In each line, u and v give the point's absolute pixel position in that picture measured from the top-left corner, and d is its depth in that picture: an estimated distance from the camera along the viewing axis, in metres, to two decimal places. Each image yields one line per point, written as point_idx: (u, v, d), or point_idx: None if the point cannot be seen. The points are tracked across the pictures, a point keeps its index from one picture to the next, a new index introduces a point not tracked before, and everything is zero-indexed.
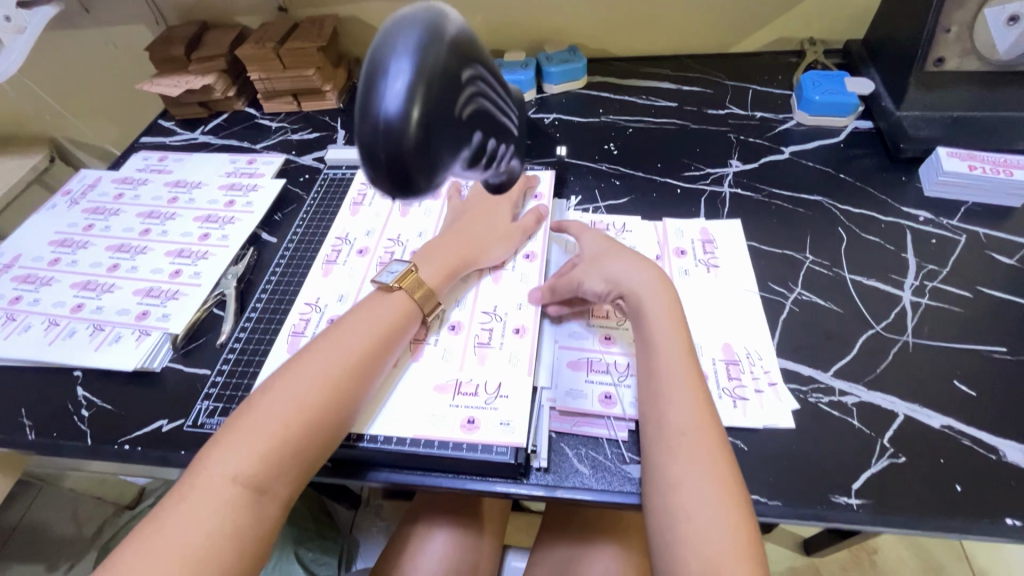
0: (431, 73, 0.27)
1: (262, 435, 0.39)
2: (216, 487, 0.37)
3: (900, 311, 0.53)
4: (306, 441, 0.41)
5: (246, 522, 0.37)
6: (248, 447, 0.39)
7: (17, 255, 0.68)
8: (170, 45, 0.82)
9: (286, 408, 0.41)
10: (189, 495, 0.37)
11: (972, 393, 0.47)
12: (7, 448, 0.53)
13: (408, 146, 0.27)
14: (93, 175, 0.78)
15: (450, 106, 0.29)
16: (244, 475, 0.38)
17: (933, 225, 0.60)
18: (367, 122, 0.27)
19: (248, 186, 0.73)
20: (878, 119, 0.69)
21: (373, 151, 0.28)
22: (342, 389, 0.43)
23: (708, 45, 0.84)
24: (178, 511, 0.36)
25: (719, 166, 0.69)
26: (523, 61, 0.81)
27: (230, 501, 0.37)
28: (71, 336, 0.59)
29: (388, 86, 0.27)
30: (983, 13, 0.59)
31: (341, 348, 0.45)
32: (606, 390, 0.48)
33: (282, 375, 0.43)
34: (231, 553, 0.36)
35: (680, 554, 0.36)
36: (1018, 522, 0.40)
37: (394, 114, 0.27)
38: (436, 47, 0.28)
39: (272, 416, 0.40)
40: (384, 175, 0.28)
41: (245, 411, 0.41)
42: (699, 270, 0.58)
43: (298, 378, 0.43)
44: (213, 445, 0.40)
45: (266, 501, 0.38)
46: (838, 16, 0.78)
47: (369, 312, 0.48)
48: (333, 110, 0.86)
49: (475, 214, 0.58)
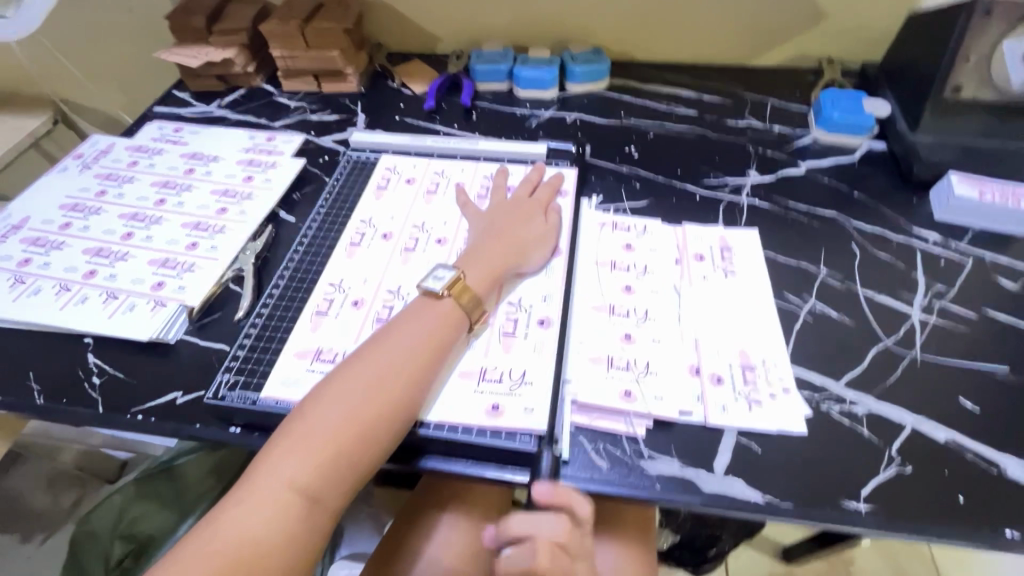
0: None
1: (317, 442, 0.40)
2: (273, 493, 0.39)
3: (909, 328, 0.55)
4: (358, 449, 0.41)
5: (302, 531, 0.38)
6: (303, 454, 0.40)
7: (26, 217, 0.67)
8: (192, 15, 0.81)
9: (340, 417, 0.42)
10: (248, 496, 0.39)
11: (976, 410, 0.49)
12: (15, 410, 0.52)
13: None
14: (106, 140, 0.77)
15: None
16: (299, 483, 0.39)
17: (941, 246, 0.62)
18: None
19: (267, 163, 0.72)
20: (892, 142, 0.72)
21: None
22: (398, 398, 0.44)
23: (730, 56, 0.85)
24: (233, 511, 0.38)
25: (738, 176, 0.70)
26: (548, 59, 0.82)
27: (285, 506, 0.38)
28: (84, 303, 0.58)
29: None
30: (1003, 45, 0.62)
31: (394, 356, 0.45)
32: (627, 387, 0.49)
33: (334, 380, 0.44)
34: (281, 557, 0.37)
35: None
36: (1016, 534, 0.42)
37: None
38: None
39: (325, 424, 0.41)
40: None
41: (299, 415, 0.42)
42: (717, 276, 0.59)
43: (352, 386, 0.43)
44: (270, 449, 0.41)
45: (319, 509, 0.39)
46: (858, 38, 0.80)
47: (419, 317, 0.48)
48: (354, 93, 0.85)
49: (510, 216, 0.59)
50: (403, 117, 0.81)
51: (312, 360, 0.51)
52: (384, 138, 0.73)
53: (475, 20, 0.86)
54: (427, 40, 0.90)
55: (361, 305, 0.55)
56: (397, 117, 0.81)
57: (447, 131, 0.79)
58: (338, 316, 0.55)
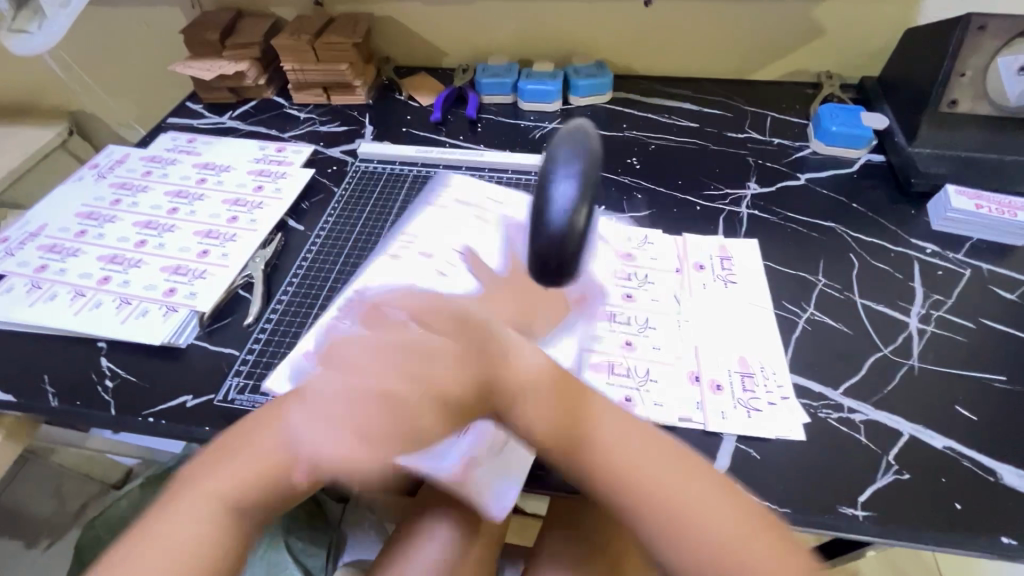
0: (589, 183, 0.38)
1: (259, 453, 0.36)
2: (196, 505, 0.36)
3: (906, 337, 0.56)
4: (310, 462, 0.37)
5: (218, 547, 0.35)
6: (237, 463, 0.37)
7: (43, 224, 0.68)
8: (207, 30, 0.83)
9: (275, 443, 0.37)
10: (176, 502, 0.36)
11: (974, 418, 0.49)
12: (29, 412, 0.53)
13: (577, 239, 0.36)
14: (121, 150, 0.79)
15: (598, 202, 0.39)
16: (226, 496, 0.36)
17: (939, 257, 0.63)
18: (543, 230, 0.37)
19: (277, 173, 0.74)
20: (890, 154, 0.72)
21: (542, 257, 0.37)
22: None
23: (730, 69, 0.87)
24: (155, 523, 0.36)
25: (738, 187, 0.72)
26: (551, 73, 0.84)
27: (205, 518, 0.35)
28: (98, 308, 0.59)
29: (561, 194, 0.36)
30: (997, 61, 0.63)
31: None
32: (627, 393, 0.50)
33: (284, 398, 0.40)
34: (205, 566, 0.35)
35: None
36: (1013, 541, 0.43)
37: (562, 221, 0.36)
38: (592, 168, 0.38)
39: (260, 446, 0.37)
40: (548, 273, 0.37)
41: (238, 429, 0.39)
42: (718, 285, 0.60)
43: (298, 410, 0.39)
44: (203, 462, 0.38)
45: (246, 522, 0.36)
46: (856, 53, 0.82)
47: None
48: (362, 105, 0.88)
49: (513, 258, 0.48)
50: (409, 128, 0.83)
51: None
52: (391, 150, 0.75)
53: (481, 35, 0.88)
54: (434, 53, 0.92)
55: None
56: (404, 129, 0.83)
57: (452, 142, 0.81)
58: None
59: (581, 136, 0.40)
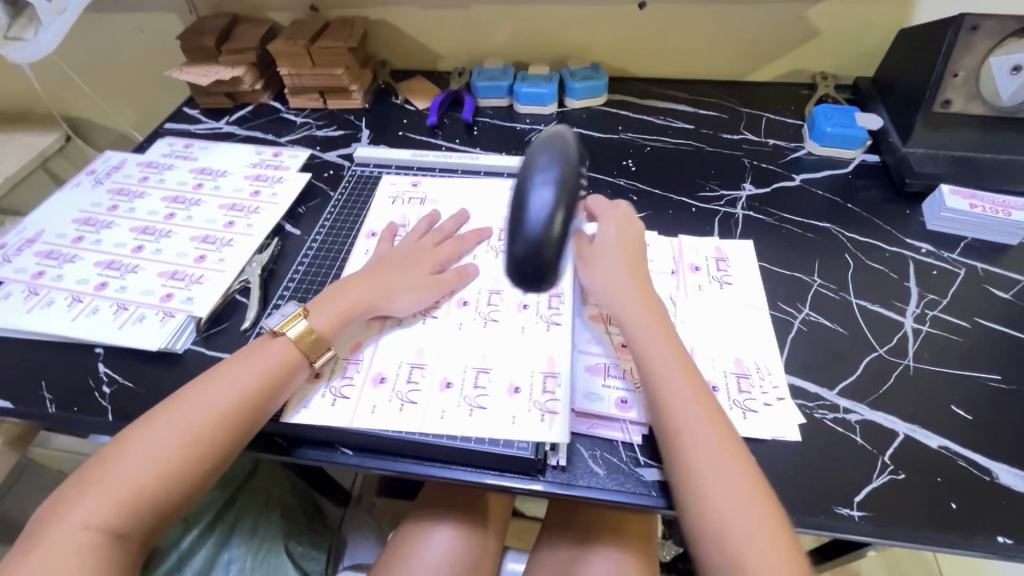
0: (563, 194, 0.47)
1: (115, 487, 0.41)
2: (69, 537, 0.39)
3: (902, 336, 0.56)
4: (174, 479, 0.42)
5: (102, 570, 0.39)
6: (100, 497, 0.40)
7: (40, 231, 0.69)
8: (203, 35, 0.84)
9: (147, 460, 0.42)
10: (41, 545, 0.39)
11: (969, 417, 0.50)
12: (27, 419, 0.53)
13: (552, 240, 0.45)
14: (118, 156, 0.79)
15: (571, 208, 0.47)
16: (96, 524, 0.40)
17: (934, 256, 0.63)
18: (523, 234, 0.46)
19: (274, 177, 0.74)
20: (885, 154, 0.73)
21: (523, 259, 0.46)
22: (215, 430, 0.44)
23: (724, 71, 0.87)
24: (24, 564, 0.38)
25: (733, 188, 0.72)
26: (547, 76, 0.84)
27: (79, 547, 0.39)
28: (94, 314, 0.59)
29: (538, 202, 0.46)
30: (989, 61, 0.64)
31: (220, 391, 0.46)
32: (514, 412, 0.48)
33: (146, 420, 0.44)
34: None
35: (711, 531, 0.40)
36: (1008, 540, 0.43)
37: (539, 225, 0.45)
38: (564, 179, 0.47)
39: (132, 468, 0.42)
40: (526, 272, 0.46)
41: (107, 461, 0.42)
42: (713, 286, 0.60)
43: (164, 431, 0.43)
44: (72, 495, 0.41)
45: (119, 548, 0.40)
46: (850, 53, 0.82)
47: (254, 355, 0.49)
48: (358, 109, 0.88)
49: (393, 260, 0.58)
50: (406, 132, 0.83)
51: None
52: (387, 153, 0.75)
53: (477, 38, 0.88)
54: (430, 57, 0.92)
55: None
56: (401, 133, 0.83)
57: (448, 146, 0.81)
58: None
59: (556, 159, 0.49)
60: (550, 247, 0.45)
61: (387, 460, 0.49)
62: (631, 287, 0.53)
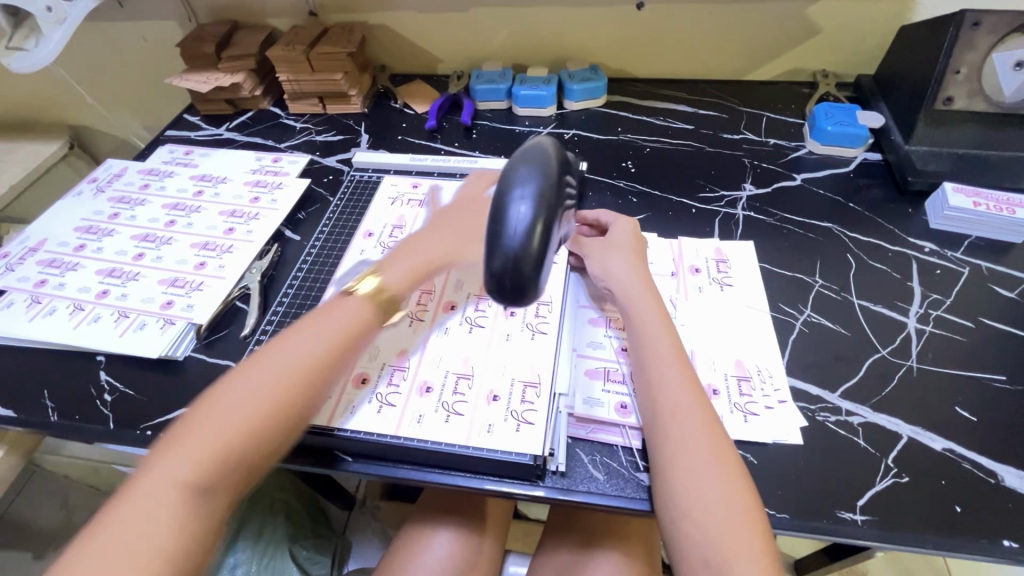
0: (547, 199, 0.39)
1: (204, 441, 0.39)
2: (153, 497, 0.37)
3: (905, 337, 0.55)
4: (256, 443, 0.41)
5: (195, 525, 0.38)
6: (188, 453, 0.39)
7: (43, 239, 0.69)
8: (203, 43, 0.84)
9: (232, 416, 0.41)
10: (131, 499, 0.37)
11: (974, 419, 0.49)
12: (30, 427, 0.54)
13: (533, 255, 0.38)
14: (120, 164, 0.80)
15: (556, 217, 0.40)
16: (182, 484, 0.38)
17: (937, 256, 0.62)
18: (499, 247, 0.38)
19: (274, 183, 0.75)
20: (887, 152, 0.72)
21: (499, 276, 0.38)
22: (296, 389, 0.43)
23: (724, 70, 0.87)
24: (108, 526, 0.36)
25: (733, 189, 0.71)
26: (545, 78, 0.84)
27: (170, 504, 0.37)
28: (96, 322, 0.60)
29: (518, 210, 0.38)
30: (991, 57, 0.63)
31: (300, 348, 0.45)
32: (490, 420, 0.48)
33: (225, 380, 0.43)
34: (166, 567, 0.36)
35: (686, 528, 0.41)
36: (1015, 544, 0.42)
37: (519, 237, 0.38)
38: (548, 181, 0.40)
39: (218, 424, 0.40)
40: (503, 290, 0.39)
41: (189, 419, 0.41)
42: (713, 288, 0.59)
43: (248, 387, 0.42)
44: (155, 455, 0.40)
45: (208, 503, 0.38)
46: (851, 51, 0.81)
47: (329, 313, 0.48)
48: (358, 114, 0.88)
49: (458, 214, 0.60)
50: (405, 136, 0.83)
51: None
52: (385, 158, 0.75)
53: (476, 41, 0.88)
54: (429, 61, 0.92)
55: None
56: (400, 137, 0.83)
57: (447, 149, 0.81)
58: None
59: (540, 156, 0.41)
60: (532, 263, 0.37)
61: (383, 466, 0.49)
62: (640, 288, 0.53)
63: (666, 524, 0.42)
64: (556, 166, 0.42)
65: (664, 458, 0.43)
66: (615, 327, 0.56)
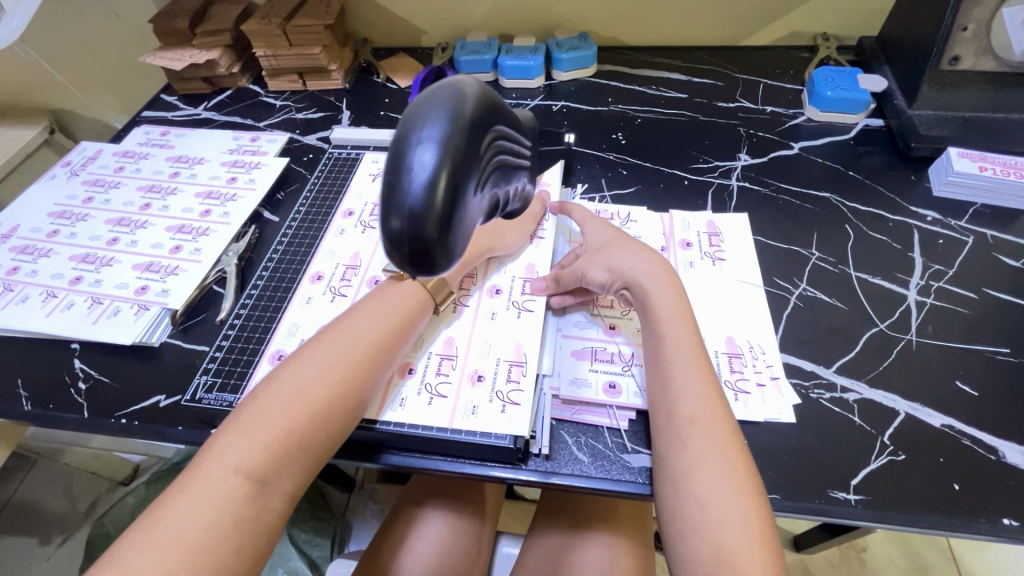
0: (458, 143, 0.30)
1: (267, 429, 0.40)
2: (218, 476, 0.38)
3: (904, 310, 0.53)
4: (310, 430, 0.41)
5: (252, 516, 0.38)
6: (251, 439, 0.39)
7: (15, 226, 0.67)
8: (175, 18, 0.81)
9: (294, 397, 0.41)
10: (192, 485, 0.37)
11: (974, 394, 0.47)
12: (4, 418, 0.52)
13: (436, 216, 0.29)
14: (95, 147, 0.77)
15: (473, 168, 0.31)
16: (247, 466, 0.38)
17: (941, 225, 0.59)
18: (395, 203, 0.30)
19: (251, 163, 0.72)
20: (889, 118, 0.69)
21: (397, 240, 0.30)
22: (349, 382, 0.43)
23: (720, 36, 0.83)
24: (178, 501, 0.37)
25: (728, 159, 0.68)
26: (532, 47, 0.81)
27: (231, 491, 0.37)
28: (69, 309, 0.58)
29: (420, 157, 0.29)
30: (1002, 12, 0.58)
31: (353, 339, 0.45)
32: (475, 402, 0.47)
33: (287, 364, 0.44)
34: (231, 545, 0.36)
35: (695, 543, 0.38)
36: (1015, 523, 0.40)
37: (419, 191, 0.29)
38: (464, 119, 0.31)
39: (280, 409, 0.41)
40: (406, 256, 0.31)
41: (252, 400, 0.42)
42: (705, 263, 0.57)
43: (307, 369, 0.43)
44: (220, 435, 0.40)
45: (266, 495, 0.39)
46: (853, 12, 0.77)
47: (383, 299, 0.49)
48: (339, 90, 0.85)
49: None
50: (387, 112, 0.81)
51: None
52: (366, 134, 0.73)
53: (460, 11, 0.84)
54: (412, 33, 0.89)
55: (342, 295, 0.56)
56: (382, 113, 0.81)
57: None
58: (315, 300, 0.56)
59: (457, 87, 0.32)
60: (433, 225, 0.29)
61: (367, 452, 0.47)
62: (665, 285, 0.48)
63: (670, 536, 0.39)
64: (478, 105, 0.32)
65: (676, 469, 0.40)
66: (608, 304, 0.54)
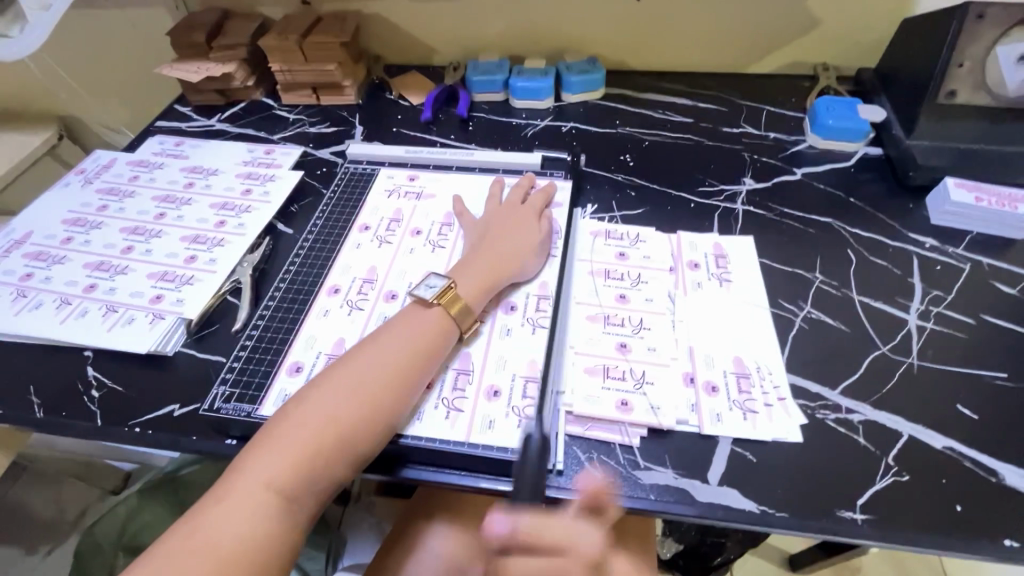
0: None
1: (296, 447, 0.42)
2: (251, 492, 0.40)
3: (905, 334, 0.55)
4: (335, 450, 0.43)
5: (278, 530, 0.39)
6: (280, 456, 0.41)
7: (29, 232, 0.67)
8: (193, 31, 0.82)
9: (321, 418, 0.43)
10: (225, 497, 0.40)
11: (974, 417, 0.48)
12: (15, 424, 0.52)
13: None
14: (109, 155, 0.78)
15: None
16: (277, 482, 0.40)
17: (938, 251, 0.61)
18: None
19: (265, 176, 0.73)
20: (887, 147, 0.71)
21: None
22: (374, 404, 0.45)
23: (724, 63, 0.86)
24: (213, 513, 0.39)
25: (732, 183, 0.71)
26: (543, 70, 0.83)
27: (261, 505, 0.39)
28: (83, 316, 0.58)
29: None
30: (995, 50, 0.62)
31: (380, 363, 0.46)
32: (491, 416, 0.48)
33: (315, 385, 0.45)
34: (259, 558, 0.38)
35: None
36: (1015, 543, 0.42)
37: None
38: None
39: (307, 429, 0.42)
40: None
41: (282, 418, 0.44)
42: (713, 283, 0.59)
43: (335, 389, 0.45)
44: (252, 449, 0.42)
45: (291, 510, 0.40)
46: (851, 44, 0.80)
47: (408, 322, 0.50)
48: (351, 105, 0.86)
49: (500, 224, 0.60)
50: (400, 128, 0.82)
51: (301, 376, 0.52)
52: (381, 150, 0.74)
53: (472, 32, 0.87)
54: (425, 52, 0.91)
55: (359, 308, 0.57)
56: (394, 129, 0.82)
57: (443, 142, 0.80)
58: (332, 313, 0.57)
59: None
60: None
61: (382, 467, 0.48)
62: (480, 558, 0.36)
63: None
64: None
65: None
66: (619, 322, 0.55)
